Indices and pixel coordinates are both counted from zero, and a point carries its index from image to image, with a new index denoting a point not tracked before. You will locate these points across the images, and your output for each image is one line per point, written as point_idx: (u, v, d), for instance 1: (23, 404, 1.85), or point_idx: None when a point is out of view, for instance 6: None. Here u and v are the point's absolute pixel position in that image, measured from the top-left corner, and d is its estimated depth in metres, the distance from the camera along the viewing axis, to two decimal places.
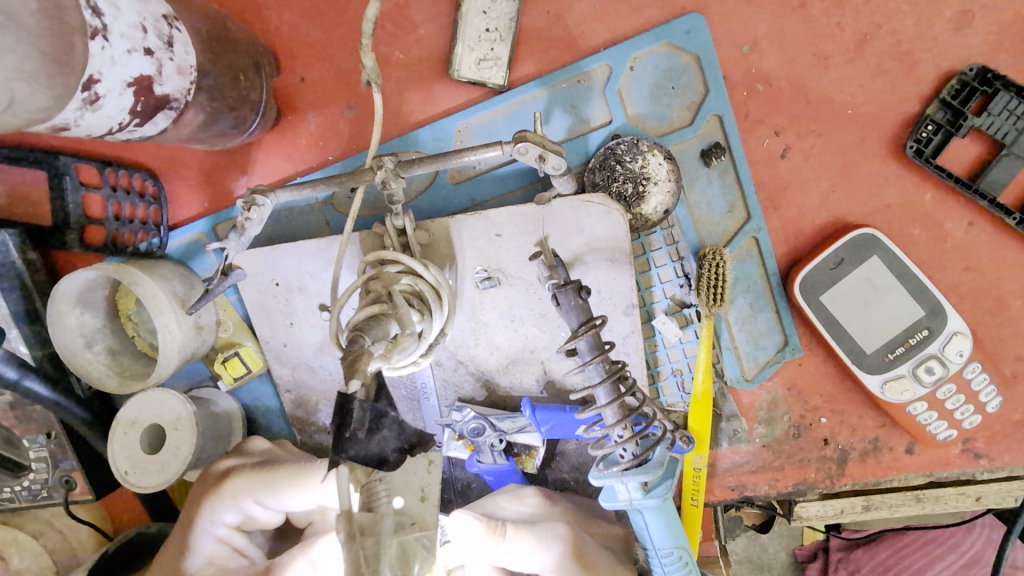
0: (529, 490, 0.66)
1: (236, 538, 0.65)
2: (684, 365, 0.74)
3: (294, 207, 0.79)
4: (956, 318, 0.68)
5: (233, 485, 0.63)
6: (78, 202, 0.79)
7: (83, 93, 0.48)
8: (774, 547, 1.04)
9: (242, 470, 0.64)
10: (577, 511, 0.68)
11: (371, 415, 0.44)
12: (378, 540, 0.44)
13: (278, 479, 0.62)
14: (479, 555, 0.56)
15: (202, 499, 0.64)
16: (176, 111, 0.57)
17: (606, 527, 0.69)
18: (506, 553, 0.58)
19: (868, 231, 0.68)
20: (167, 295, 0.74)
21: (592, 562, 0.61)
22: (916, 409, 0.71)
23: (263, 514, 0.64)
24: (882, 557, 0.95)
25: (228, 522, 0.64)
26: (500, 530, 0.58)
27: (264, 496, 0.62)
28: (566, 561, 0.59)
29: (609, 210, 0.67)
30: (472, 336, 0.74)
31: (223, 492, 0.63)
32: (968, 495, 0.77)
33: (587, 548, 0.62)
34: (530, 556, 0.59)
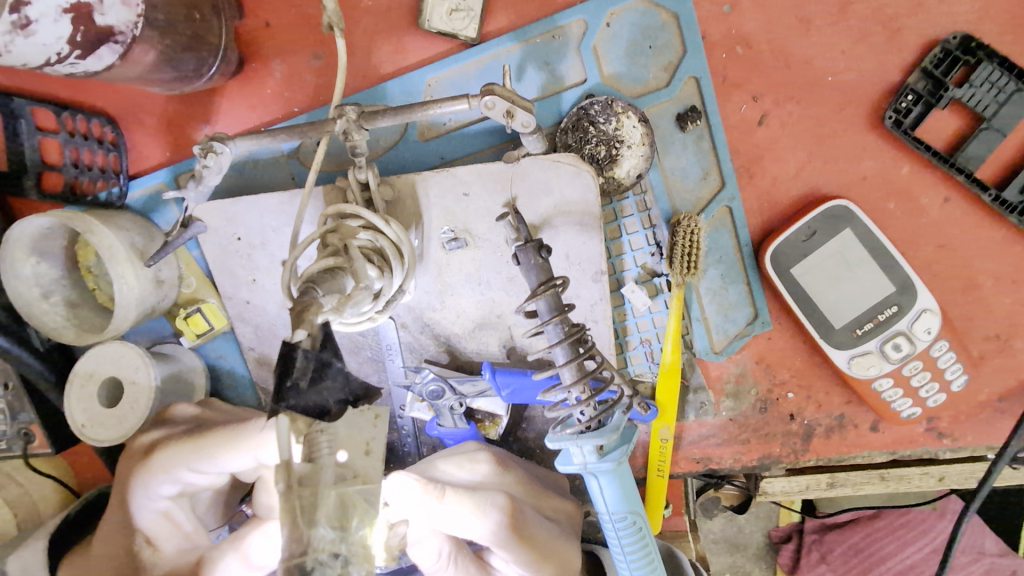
0: (481, 452, 0.66)
1: (182, 504, 0.64)
2: (653, 335, 0.74)
3: (259, 159, 0.76)
4: (926, 295, 0.67)
5: (166, 452, 0.60)
6: (34, 145, 0.76)
7: (12, 16, 0.46)
8: (750, 529, 1.07)
9: (170, 441, 0.62)
10: (527, 483, 0.66)
11: (314, 364, 0.44)
12: (315, 491, 0.40)
13: (211, 444, 0.59)
14: (419, 515, 0.56)
15: (134, 475, 0.62)
16: (122, 46, 0.54)
17: (556, 499, 0.68)
18: (443, 514, 0.57)
19: (842, 203, 0.66)
20: (125, 246, 0.72)
21: (531, 532, 0.60)
22: (882, 385, 0.71)
23: (201, 480, 0.61)
24: (854, 541, 0.98)
25: (167, 488, 0.62)
26: (438, 488, 0.58)
27: (198, 462, 0.60)
28: (502, 531, 0.58)
29: (579, 170, 0.65)
30: (438, 298, 0.73)
31: (150, 466, 0.61)
32: (932, 475, 0.77)
33: (526, 519, 0.61)
34: (467, 521, 0.57)
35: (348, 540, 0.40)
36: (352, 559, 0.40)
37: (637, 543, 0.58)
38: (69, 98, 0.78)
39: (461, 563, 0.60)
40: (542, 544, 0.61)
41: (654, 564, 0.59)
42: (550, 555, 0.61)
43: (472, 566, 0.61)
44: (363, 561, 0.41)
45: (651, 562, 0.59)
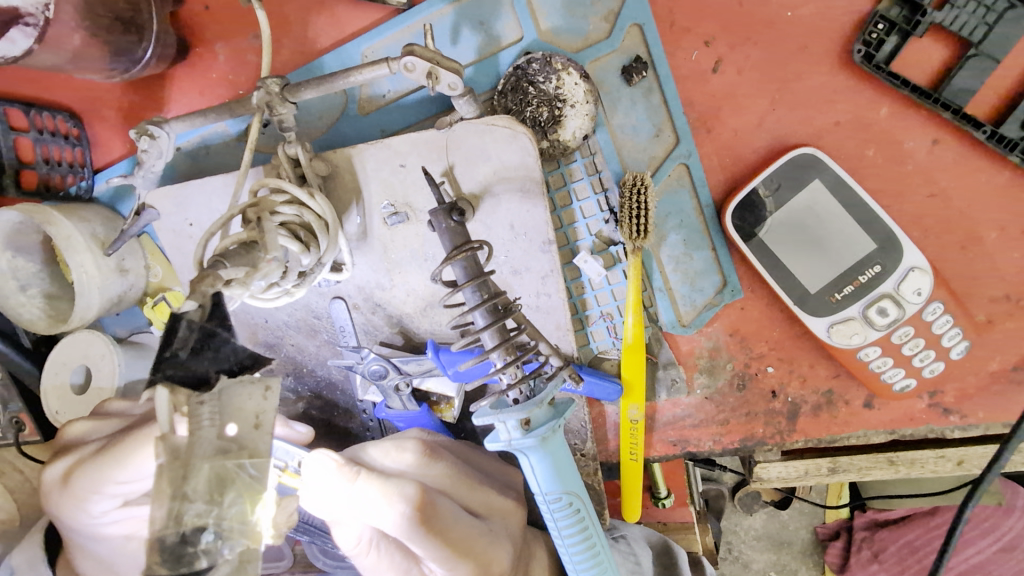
0: (410, 440, 0.65)
1: (129, 519, 0.53)
2: (614, 309, 0.69)
3: (210, 144, 0.76)
4: (912, 251, 0.60)
5: (98, 463, 0.51)
6: (10, 145, 0.77)
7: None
8: (795, 524, 1.18)
9: (82, 464, 0.53)
10: (455, 474, 0.64)
11: (198, 336, 0.43)
12: (187, 463, 0.39)
13: (131, 445, 0.48)
14: (330, 494, 0.54)
15: (63, 504, 0.55)
16: (36, 29, 0.56)
17: (488, 493, 0.66)
18: (353, 497, 0.54)
19: (809, 151, 0.60)
20: (85, 237, 0.74)
21: (448, 527, 0.57)
22: (868, 355, 0.64)
23: (134, 491, 0.50)
24: (908, 539, 1.01)
25: (109, 503, 0.52)
26: (353, 470, 0.56)
27: (123, 472, 0.49)
28: (410, 524, 0.54)
29: (515, 133, 0.61)
30: (387, 277, 0.70)
31: (76, 493, 0.54)
32: (948, 458, 0.72)
33: (438, 512, 0.57)
34: (376, 510, 0.54)
35: (221, 515, 0.39)
36: (224, 534, 0.39)
37: (574, 526, 0.55)
38: (34, 97, 0.80)
39: (384, 550, 0.59)
40: (456, 539, 0.57)
41: (595, 549, 0.56)
42: (466, 552, 0.57)
43: (396, 556, 0.60)
44: (242, 537, 0.40)
45: (591, 547, 0.56)
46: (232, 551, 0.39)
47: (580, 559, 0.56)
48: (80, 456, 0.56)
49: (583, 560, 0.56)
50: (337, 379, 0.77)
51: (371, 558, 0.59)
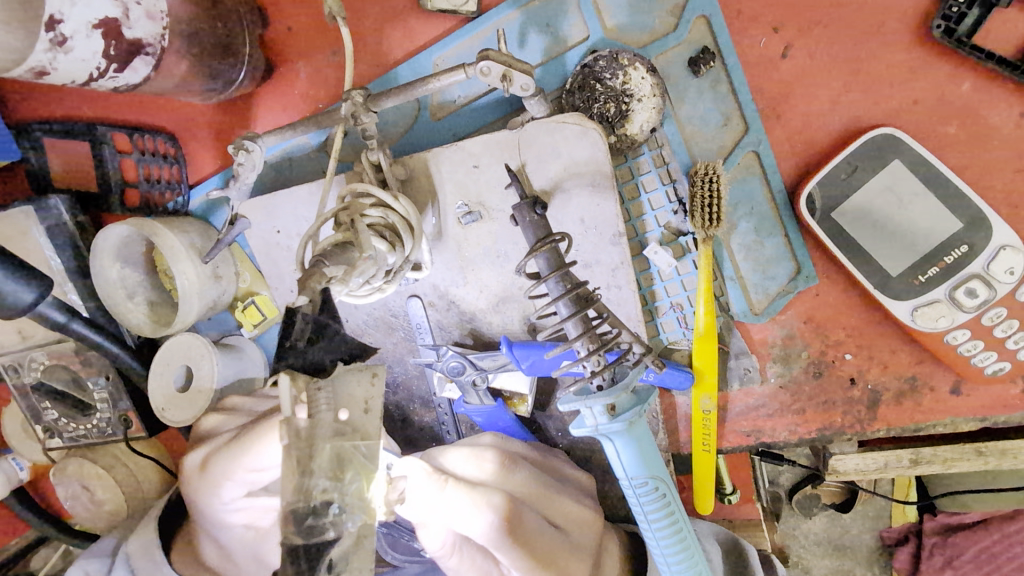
0: (488, 449, 0.67)
1: (249, 511, 0.65)
2: (684, 299, 0.70)
3: (292, 156, 0.82)
4: (1002, 229, 0.58)
5: (219, 463, 0.61)
6: (116, 167, 0.86)
7: (49, 34, 0.57)
8: (858, 529, 1.14)
9: (217, 455, 0.63)
10: (535, 481, 0.67)
11: (311, 326, 0.46)
12: (312, 443, 0.42)
13: (249, 439, 0.59)
14: (422, 498, 0.56)
15: (197, 495, 0.65)
16: (153, 57, 0.64)
17: (567, 504, 0.67)
18: (445, 505, 0.57)
19: (887, 131, 0.59)
20: (185, 246, 0.81)
21: (531, 537, 0.60)
22: (957, 338, 0.62)
23: (258, 481, 0.61)
24: (987, 544, 1.03)
25: (235, 493, 0.63)
26: (442, 476, 0.59)
27: (248, 464, 0.59)
28: (497, 532, 0.57)
29: (585, 129, 0.63)
30: (460, 275, 0.73)
31: (210, 479, 0.64)
32: None
33: (521, 520, 0.60)
34: (466, 516, 0.57)
35: (344, 490, 0.42)
36: (348, 508, 0.42)
37: (661, 512, 0.56)
38: (137, 121, 0.88)
39: (466, 552, 0.60)
40: (539, 550, 0.59)
41: (682, 535, 0.57)
42: (549, 564, 0.60)
43: (478, 560, 0.61)
44: (359, 511, 0.42)
45: (679, 534, 0.57)
46: (354, 525, 0.42)
47: (669, 546, 0.57)
48: (212, 448, 0.66)
49: (672, 548, 0.57)
50: (413, 375, 0.81)
51: (453, 560, 0.60)
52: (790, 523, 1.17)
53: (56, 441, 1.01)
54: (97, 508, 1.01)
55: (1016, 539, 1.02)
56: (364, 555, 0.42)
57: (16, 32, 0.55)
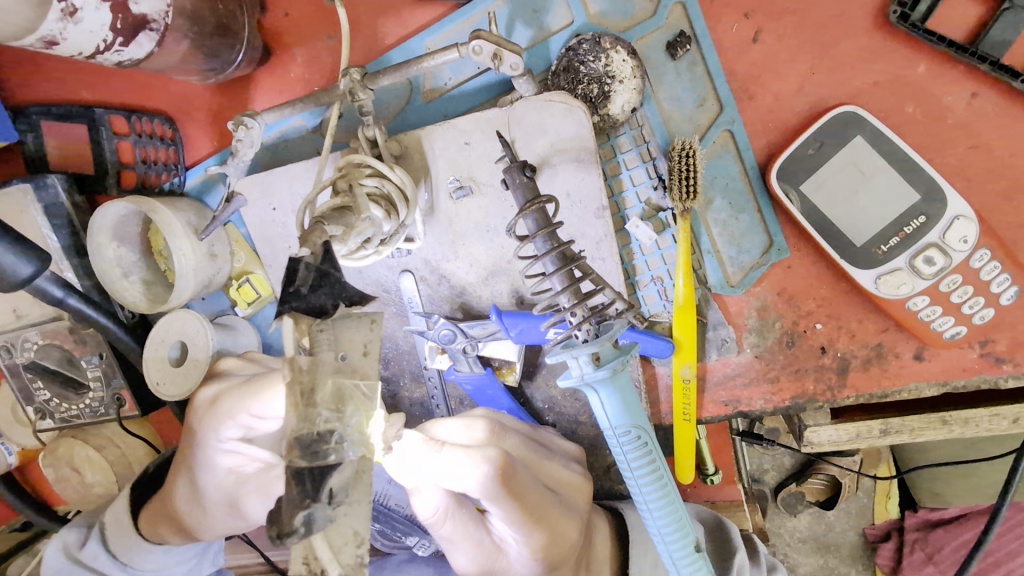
0: (479, 420, 0.69)
1: (238, 456, 0.67)
2: (664, 272, 0.73)
3: (288, 138, 0.84)
4: (957, 200, 0.62)
5: (228, 403, 0.63)
6: (113, 148, 0.88)
7: (61, 5, 0.59)
8: (842, 526, 1.19)
9: (229, 392, 0.65)
10: (524, 446, 0.70)
11: (315, 275, 0.48)
12: (314, 377, 0.45)
13: (259, 386, 0.60)
14: (420, 463, 0.58)
15: (197, 426, 0.68)
16: (157, 33, 0.67)
17: (556, 470, 0.72)
18: (442, 467, 0.59)
19: (850, 109, 0.64)
20: (182, 223, 0.83)
21: (525, 493, 0.63)
22: (917, 304, 0.66)
23: (258, 428, 0.62)
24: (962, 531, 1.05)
25: (231, 437, 0.65)
26: (437, 443, 0.61)
27: (255, 409, 0.60)
28: (494, 486, 0.60)
29: (571, 107, 0.67)
30: (451, 250, 0.76)
31: (217, 414, 0.66)
32: (1003, 417, 0.77)
33: (516, 476, 0.63)
34: (464, 472, 0.59)
35: (345, 424, 0.45)
36: (349, 438, 0.45)
37: (643, 458, 0.58)
38: (135, 104, 0.90)
39: (458, 520, 0.63)
40: (532, 504, 0.63)
41: (663, 481, 0.60)
42: (539, 520, 0.64)
43: (466, 525, 0.64)
44: (360, 444, 0.45)
45: (660, 478, 0.60)
46: (355, 455, 0.45)
47: (652, 492, 0.59)
48: (226, 385, 0.69)
49: (655, 492, 0.59)
50: (404, 350, 0.84)
51: (445, 526, 0.62)
52: (776, 521, 1.21)
53: (48, 422, 1.02)
54: (86, 490, 1.04)
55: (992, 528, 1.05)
56: (364, 488, 0.45)
57: (28, 4, 0.58)
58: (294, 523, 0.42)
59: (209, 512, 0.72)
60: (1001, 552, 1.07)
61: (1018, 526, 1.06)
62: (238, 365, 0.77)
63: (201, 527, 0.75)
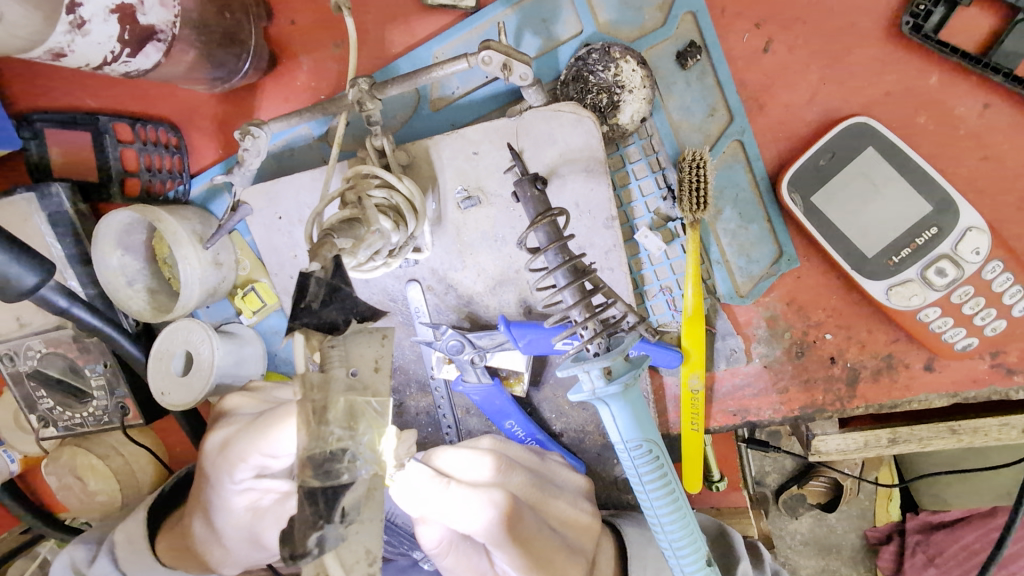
0: (486, 454, 0.70)
1: (254, 492, 0.65)
2: (673, 282, 0.73)
3: (294, 146, 0.84)
4: (969, 212, 0.62)
5: (238, 445, 0.63)
6: (117, 156, 0.88)
7: (69, 17, 0.59)
8: (843, 528, 1.18)
9: (238, 435, 0.65)
10: (529, 484, 0.71)
11: (325, 290, 0.48)
12: (326, 395, 0.45)
13: (266, 425, 0.60)
14: (427, 499, 0.58)
15: (211, 471, 0.67)
16: (164, 43, 0.67)
17: (562, 508, 0.72)
18: (449, 503, 0.59)
19: (861, 120, 0.63)
20: (187, 232, 0.82)
21: (530, 536, 0.63)
22: (929, 315, 0.66)
23: (271, 464, 0.62)
24: (967, 539, 1.05)
25: (246, 475, 0.64)
26: (445, 478, 0.62)
27: (266, 448, 0.60)
28: (497, 529, 0.60)
29: (580, 117, 0.66)
30: (459, 259, 0.76)
31: (229, 457, 0.65)
32: (1013, 426, 0.76)
33: (521, 518, 0.63)
34: (467, 513, 0.59)
35: (358, 444, 0.44)
36: (361, 456, 0.44)
37: (655, 473, 0.58)
38: (139, 112, 0.90)
39: (462, 552, 0.62)
40: (538, 549, 0.63)
41: (674, 495, 0.59)
42: (546, 563, 0.63)
43: (471, 558, 0.63)
44: (372, 462, 0.45)
45: (671, 492, 0.59)
46: (367, 473, 0.44)
47: (663, 506, 0.59)
48: (235, 428, 0.68)
49: (666, 505, 0.59)
50: (410, 359, 0.84)
51: (449, 560, 0.62)
52: (777, 523, 1.21)
53: (50, 430, 1.02)
54: (89, 499, 1.01)
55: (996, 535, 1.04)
56: (375, 506, 0.45)
57: (37, 15, 0.57)
58: (307, 544, 0.42)
59: (230, 550, 0.71)
60: (1006, 558, 1.07)
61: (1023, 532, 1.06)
62: (244, 399, 0.75)
63: (223, 565, 0.73)
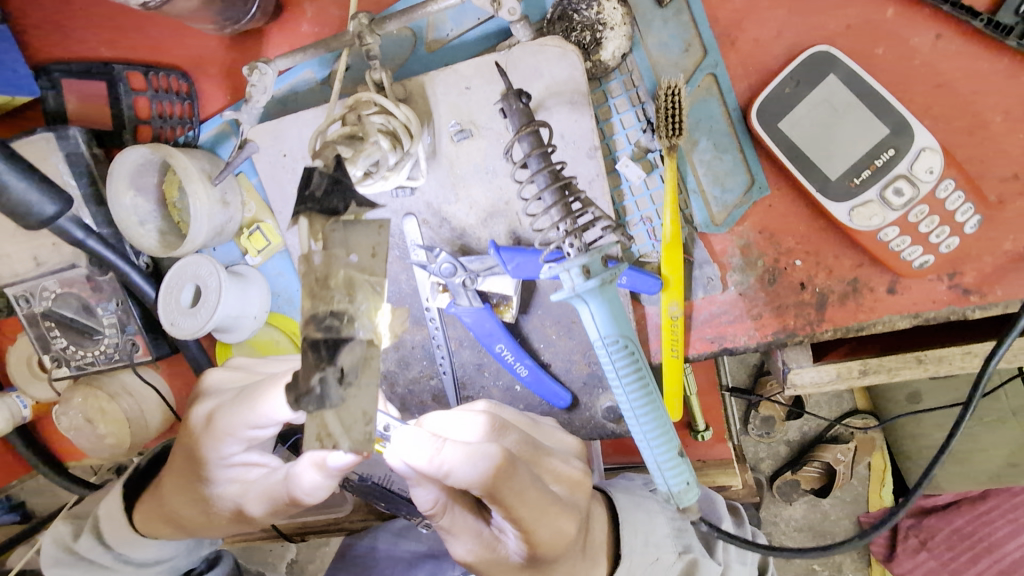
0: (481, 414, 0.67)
1: (246, 461, 0.70)
2: (653, 212, 0.78)
3: (298, 91, 0.89)
4: (923, 134, 0.67)
5: (223, 420, 0.66)
6: (130, 104, 0.93)
7: None
8: (836, 513, 1.26)
9: (223, 409, 0.68)
10: (525, 443, 0.69)
11: (328, 181, 0.53)
12: (327, 269, 0.49)
13: (254, 396, 0.64)
14: (419, 463, 0.56)
15: (196, 445, 0.70)
16: None
17: (556, 465, 0.70)
18: (442, 470, 0.55)
19: (823, 49, 0.68)
20: (197, 170, 0.87)
21: (525, 492, 0.58)
22: (888, 235, 0.70)
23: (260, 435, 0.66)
24: (959, 524, 1.17)
25: (235, 447, 0.68)
26: (440, 441, 0.57)
27: (253, 418, 0.64)
28: (487, 480, 0.55)
29: (565, 51, 0.72)
30: (452, 192, 0.81)
31: (216, 432, 0.67)
32: (975, 355, 0.81)
33: (515, 473, 0.57)
34: (463, 474, 0.55)
35: (356, 311, 0.49)
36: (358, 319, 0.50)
37: (630, 367, 0.62)
38: (151, 61, 0.95)
39: (456, 511, 0.63)
40: (532, 504, 0.58)
41: (649, 393, 0.63)
42: (540, 517, 0.59)
43: (466, 517, 0.64)
44: (369, 328, 0.50)
45: (645, 387, 0.63)
46: (364, 336, 0.50)
47: (638, 401, 0.63)
48: (220, 402, 0.71)
49: (640, 399, 0.63)
50: (407, 294, 0.88)
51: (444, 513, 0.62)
52: (773, 509, 1.28)
53: (64, 370, 1.06)
54: (98, 441, 1.06)
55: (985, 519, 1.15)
56: (372, 373, 0.51)
57: None
58: (311, 383, 0.49)
59: (213, 518, 0.73)
60: (997, 537, 1.15)
61: (1008, 511, 1.14)
62: (225, 376, 0.78)
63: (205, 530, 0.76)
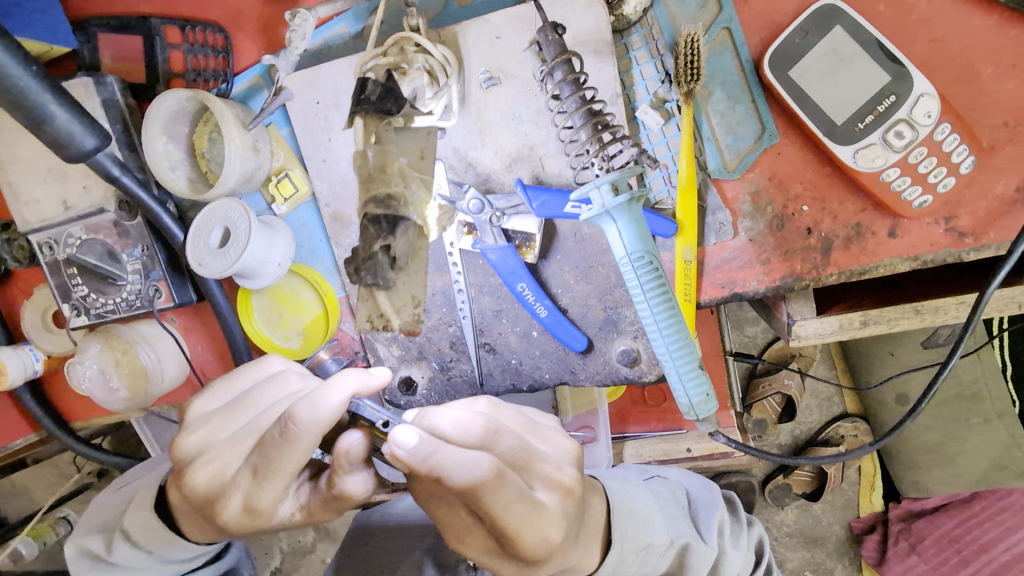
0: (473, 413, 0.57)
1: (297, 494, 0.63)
2: (669, 159, 0.82)
3: (332, 44, 0.93)
4: (921, 81, 0.73)
5: (263, 496, 0.58)
6: (165, 57, 0.96)
7: None
8: (827, 518, 1.40)
9: (252, 489, 0.59)
10: (519, 449, 0.59)
11: (381, 88, 0.78)
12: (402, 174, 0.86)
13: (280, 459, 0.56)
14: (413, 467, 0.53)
15: (239, 523, 0.61)
16: None
17: (548, 469, 0.61)
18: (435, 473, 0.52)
19: (830, 2, 0.74)
20: (231, 114, 0.91)
21: (507, 504, 0.54)
22: (890, 176, 0.76)
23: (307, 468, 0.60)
24: (948, 528, 1.24)
25: (285, 498, 0.62)
26: (433, 443, 0.52)
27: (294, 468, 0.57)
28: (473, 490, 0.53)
29: (591, 3, 0.78)
30: (479, 137, 0.85)
31: (259, 505, 0.59)
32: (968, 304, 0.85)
33: (501, 486, 0.54)
34: (454, 477, 0.52)
35: None
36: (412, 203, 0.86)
37: (657, 281, 0.67)
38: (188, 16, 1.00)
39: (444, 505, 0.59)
40: (516, 515, 0.55)
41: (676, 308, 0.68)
42: (524, 527, 0.56)
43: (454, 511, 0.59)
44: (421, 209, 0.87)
45: (671, 302, 0.68)
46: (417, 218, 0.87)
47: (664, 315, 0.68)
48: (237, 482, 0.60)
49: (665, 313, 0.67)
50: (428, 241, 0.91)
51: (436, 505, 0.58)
52: (766, 513, 1.41)
53: (82, 320, 1.07)
54: (112, 395, 1.08)
55: (973, 522, 1.23)
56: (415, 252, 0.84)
57: None
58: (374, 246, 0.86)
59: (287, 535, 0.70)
60: (984, 540, 1.22)
61: (996, 512, 1.21)
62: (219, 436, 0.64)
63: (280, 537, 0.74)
